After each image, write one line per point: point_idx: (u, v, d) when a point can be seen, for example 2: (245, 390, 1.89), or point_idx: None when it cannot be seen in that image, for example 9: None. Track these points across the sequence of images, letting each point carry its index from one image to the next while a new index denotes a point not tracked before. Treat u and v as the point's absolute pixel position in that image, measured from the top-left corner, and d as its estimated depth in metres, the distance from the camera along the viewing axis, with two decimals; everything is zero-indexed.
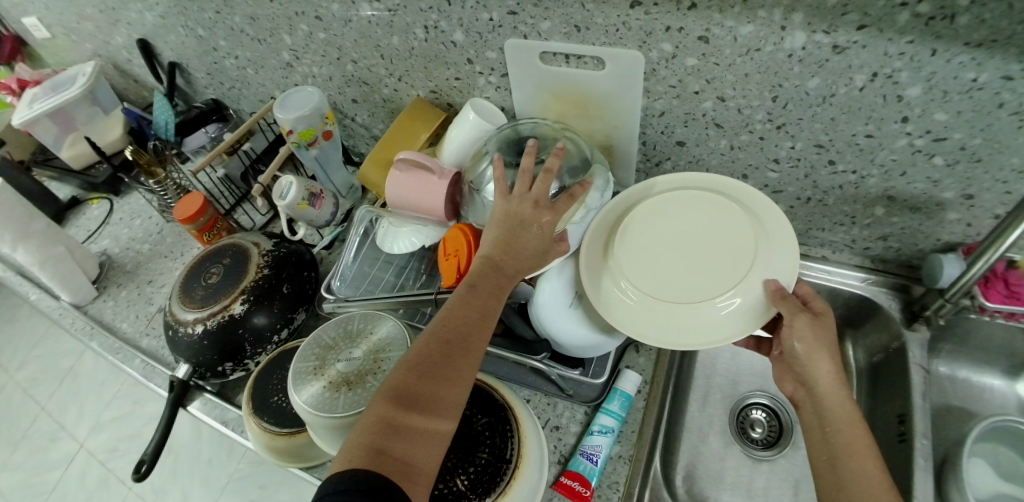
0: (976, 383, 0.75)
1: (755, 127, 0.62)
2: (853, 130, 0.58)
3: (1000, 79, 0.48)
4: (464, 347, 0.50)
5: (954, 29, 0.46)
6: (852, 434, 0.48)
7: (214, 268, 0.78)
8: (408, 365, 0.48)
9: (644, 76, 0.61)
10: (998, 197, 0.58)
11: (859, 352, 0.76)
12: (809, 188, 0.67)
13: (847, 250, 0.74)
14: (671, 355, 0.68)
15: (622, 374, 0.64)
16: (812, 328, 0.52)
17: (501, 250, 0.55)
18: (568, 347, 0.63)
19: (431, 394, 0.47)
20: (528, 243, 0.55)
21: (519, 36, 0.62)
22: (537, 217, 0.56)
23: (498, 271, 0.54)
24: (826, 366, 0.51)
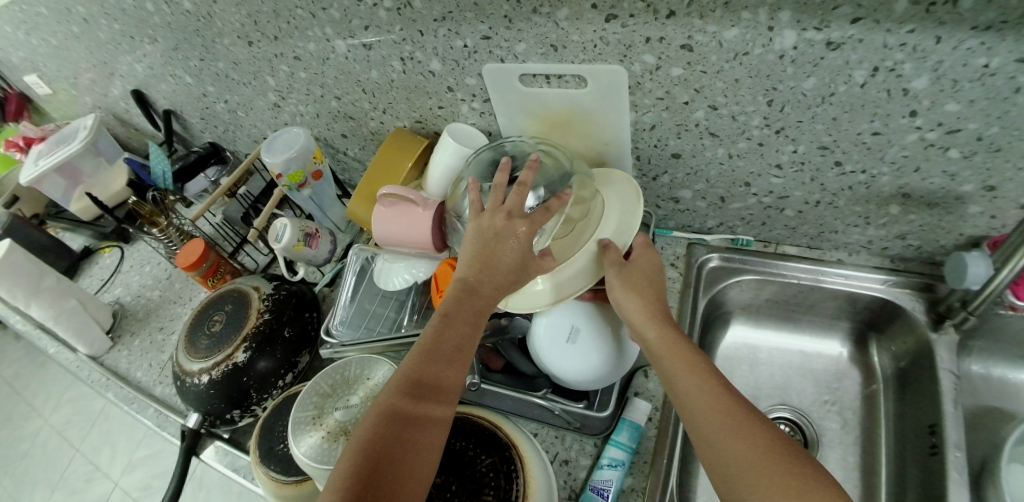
0: (1014, 381, 0.70)
1: (753, 133, 0.58)
2: (858, 128, 0.54)
3: (1014, 62, 0.44)
4: (445, 367, 0.51)
5: (958, 14, 0.42)
6: (673, 351, 0.52)
7: (216, 316, 0.77)
8: (389, 395, 0.49)
9: (629, 90, 0.58)
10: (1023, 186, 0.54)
11: (884, 357, 0.72)
12: (817, 191, 0.63)
13: (864, 251, 0.70)
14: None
15: (631, 404, 0.61)
16: (623, 277, 0.57)
17: (475, 271, 0.54)
18: (573, 382, 0.60)
19: (416, 415, 0.48)
20: (506, 262, 0.54)
21: (495, 60, 0.60)
22: (512, 227, 0.54)
23: (475, 294, 0.53)
24: (631, 300, 0.56)
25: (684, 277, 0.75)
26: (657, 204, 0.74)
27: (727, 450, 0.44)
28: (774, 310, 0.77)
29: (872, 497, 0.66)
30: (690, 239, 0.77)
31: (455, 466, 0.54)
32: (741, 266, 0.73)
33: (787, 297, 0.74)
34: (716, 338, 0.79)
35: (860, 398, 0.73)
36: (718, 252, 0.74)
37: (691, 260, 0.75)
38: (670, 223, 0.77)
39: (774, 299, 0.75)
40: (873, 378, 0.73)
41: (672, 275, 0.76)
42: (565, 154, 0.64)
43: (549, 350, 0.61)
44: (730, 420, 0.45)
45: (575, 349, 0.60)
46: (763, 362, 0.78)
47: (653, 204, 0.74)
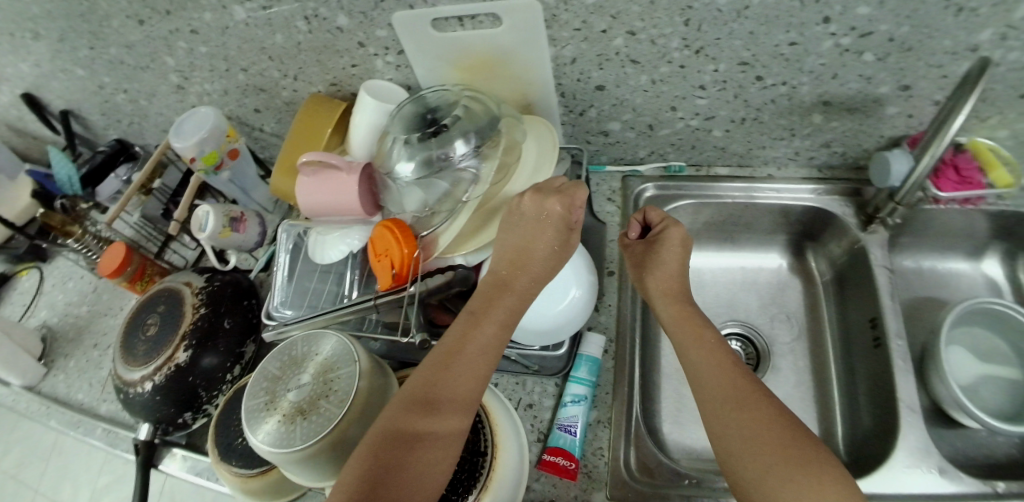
0: (940, 269, 0.74)
1: (673, 56, 0.58)
2: (775, 40, 0.54)
3: None
4: (466, 373, 0.48)
5: None
6: (692, 330, 0.54)
7: (150, 319, 0.72)
8: (409, 391, 0.47)
9: (546, 24, 0.56)
10: (936, 82, 0.56)
11: (821, 262, 0.75)
12: (741, 108, 0.63)
13: (792, 163, 0.71)
14: (634, 309, 0.64)
15: (585, 339, 0.61)
16: (647, 267, 0.60)
17: (509, 267, 0.53)
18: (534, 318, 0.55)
19: (431, 409, 0.46)
20: (535, 258, 0.53)
21: (403, 8, 0.56)
22: (543, 209, 0.52)
23: (505, 291, 0.52)
24: (654, 275, 0.59)
25: (622, 210, 0.74)
26: (587, 140, 0.72)
27: (742, 436, 0.46)
28: (715, 232, 0.78)
29: (825, 397, 0.69)
30: (622, 172, 0.76)
31: None
32: (678, 193, 0.73)
33: (725, 218, 0.75)
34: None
35: (803, 306, 0.76)
36: (653, 181, 0.73)
37: (627, 194, 0.73)
38: (602, 158, 0.75)
39: (713, 222, 0.76)
40: (813, 284, 0.76)
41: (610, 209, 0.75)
42: (487, 97, 0.60)
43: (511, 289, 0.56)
44: (753, 409, 0.47)
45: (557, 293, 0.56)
46: (712, 282, 0.79)
47: (583, 141, 0.72)
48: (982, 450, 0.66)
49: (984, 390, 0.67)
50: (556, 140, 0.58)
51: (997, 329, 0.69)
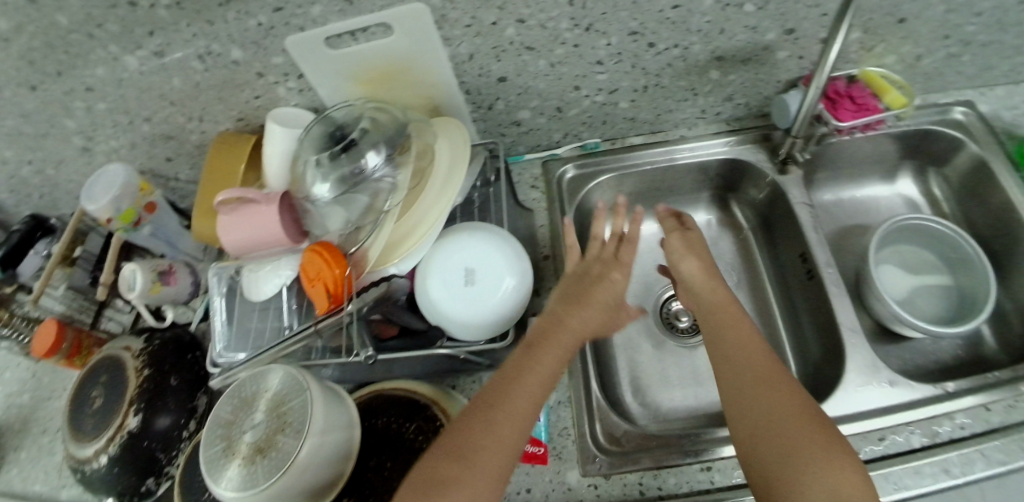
0: (857, 196, 0.78)
1: (565, 36, 0.58)
2: (659, 5, 0.55)
3: None
4: (524, 398, 0.49)
5: None
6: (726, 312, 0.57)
7: (94, 391, 0.69)
8: (461, 423, 0.48)
9: (437, 25, 0.56)
10: (817, 21, 0.58)
11: (745, 210, 0.78)
12: (641, 76, 0.63)
13: (702, 121, 0.72)
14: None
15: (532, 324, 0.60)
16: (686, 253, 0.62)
17: (563, 305, 0.56)
18: (478, 317, 0.53)
19: (487, 429, 0.47)
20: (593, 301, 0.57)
21: (296, 31, 0.56)
22: (608, 271, 0.60)
23: (562, 327, 0.54)
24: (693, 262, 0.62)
25: (547, 195, 0.71)
26: (502, 132, 0.72)
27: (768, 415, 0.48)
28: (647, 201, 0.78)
29: (773, 337, 0.72)
30: (542, 159, 0.74)
31: (388, 446, 0.55)
32: (596, 169, 0.73)
33: (649, 186, 0.76)
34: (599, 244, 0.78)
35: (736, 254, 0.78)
36: (572, 162, 0.73)
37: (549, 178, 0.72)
38: (520, 148, 0.74)
39: (641, 190, 0.76)
40: (742, 232, 0.78)
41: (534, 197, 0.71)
42: (395, 107, 0.61)
43: (440, 285, 0.54)
44: (781, 398, 0.49)
45: (488, 280, 0.53)
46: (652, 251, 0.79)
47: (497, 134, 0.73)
48: (922, 357, 0.70)
49: (921, 300, 0.71)
50: (467, 135, 0.58)
51: (920, 242, 0.73)
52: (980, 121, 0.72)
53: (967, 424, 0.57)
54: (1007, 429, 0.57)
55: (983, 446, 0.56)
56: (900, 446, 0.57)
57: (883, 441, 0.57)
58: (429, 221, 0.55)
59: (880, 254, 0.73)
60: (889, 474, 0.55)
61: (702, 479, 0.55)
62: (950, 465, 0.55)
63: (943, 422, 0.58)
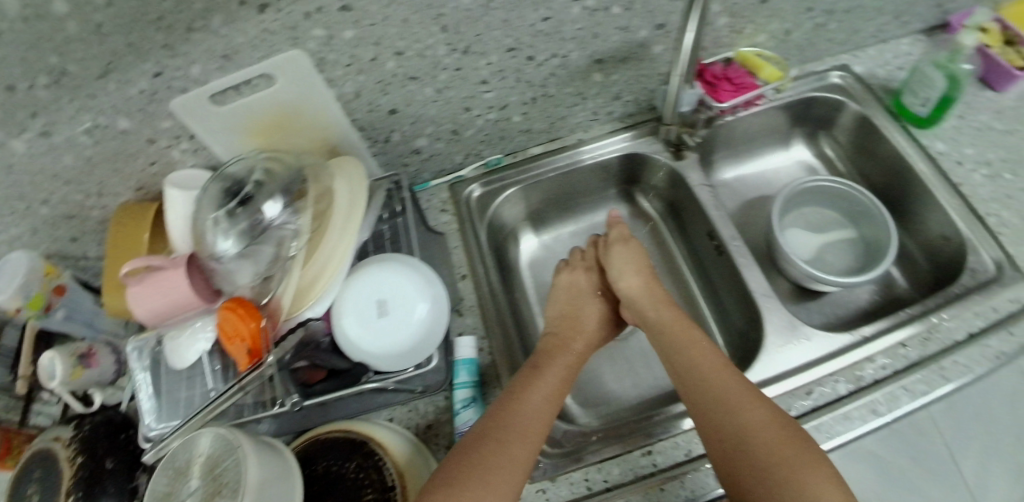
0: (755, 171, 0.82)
1: (446, 61, 0.59)
2: (529, 19, 0.58)
3: None
4: (534, 416, 0.54)
5: None
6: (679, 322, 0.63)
7: (28, 493, 0.62)
8: (479, 443, 0.52)
9: (319, 68, 0.57)
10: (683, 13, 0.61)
11: (653, 201, 0.80)
12: (527, 89, 0.64)
13: (596, 122, 0.70)
14: (498, 303, 0.64)
15: (457, 343, 0.60)
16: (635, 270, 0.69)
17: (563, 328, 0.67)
18: (399, 344, 0.55)
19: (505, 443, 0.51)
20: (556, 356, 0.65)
21: (179, 92, 0.55)
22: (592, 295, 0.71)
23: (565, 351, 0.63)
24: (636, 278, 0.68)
25: (456, 217, 0.68)
26: (403, 163, 0.67)
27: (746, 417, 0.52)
28: (555, 208, 0.76)
29: (701, 317, 0.75)
30: (447, 183, 0.71)
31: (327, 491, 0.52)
32: (503, 184, 0.69)
33: (560, 193, 0.74)
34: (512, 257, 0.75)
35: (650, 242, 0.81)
36: (476, 181, 0.69)
37: (457, 201, 0.69)
38: (424, 175, 0.70)
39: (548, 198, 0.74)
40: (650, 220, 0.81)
41: (445, 221, 0.69)
42: (290, 154, 0.62)
43: (353, 321, 0.54)
44: (751, 409, 0.53)
45: (403, 310, 0.55)
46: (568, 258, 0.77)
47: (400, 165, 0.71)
48: (838, 310, 0.74)
49: (830, 255, 0.74)
50: (363, 170, 0.59)
51: (822, 201, 0.76)
52: (856, 81, 0.76)
53: (888, 363, 0.61)
54: (921, 360, 0.61)
55: (904, 381, 0.59)
56: (828, 397, 0.59)
57: (811, 394, 0.59)
58: (336, 259, 0.55)
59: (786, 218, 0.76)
60: (822, 426, 0.58)
61: (645, 463, 0.56)
62: (877, 405, 0.58)
63: (867, 366, 0.61)
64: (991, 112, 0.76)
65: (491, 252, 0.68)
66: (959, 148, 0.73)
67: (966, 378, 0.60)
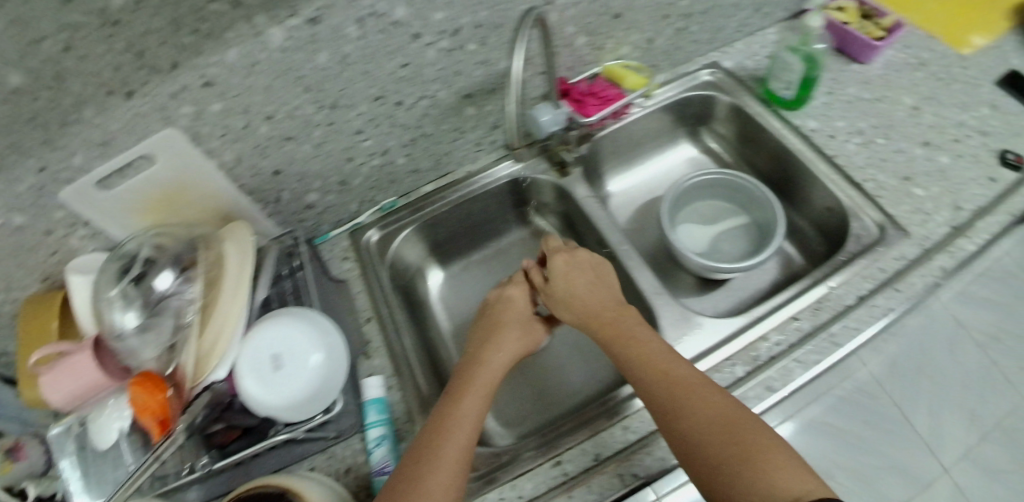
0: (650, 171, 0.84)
1: (317, 118, 0.63)
2: (388, 66, 0.61)
3: None
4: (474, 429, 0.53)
5: None
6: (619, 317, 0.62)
7: None
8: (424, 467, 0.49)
9: (198, 141, 0.59)
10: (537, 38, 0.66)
11: (550, 220, 0.81)
12: (403, 131, 0.68)
13: (482, 152, 0.74)
14: (403, 343, 0.67)
15: (365, 385, 0.63)
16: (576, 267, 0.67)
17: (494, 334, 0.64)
18: (297, 393, 0.57)
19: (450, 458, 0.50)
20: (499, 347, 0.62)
21: (65, 183, 0.56)
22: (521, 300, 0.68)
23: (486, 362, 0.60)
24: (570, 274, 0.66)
25: (358, 264, 0.71)
26: (298, 219, 0.70)
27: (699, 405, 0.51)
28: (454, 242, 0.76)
29: None
30: (346, 231, 0.73)
31: None
32: (398, 225, 0.73)
33: (461, 225, 0.76)
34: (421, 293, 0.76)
35: None
36: (374, 226, 0.72)
37: (357, 247, 0.71)
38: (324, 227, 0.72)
39: (444, 232, 0.75)
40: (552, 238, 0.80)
41: (349, 268, 0.71)
42: (182, 227, 0.65)
43: (250, 377, 0.56)
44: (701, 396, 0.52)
45: (297, 360, 0.57)
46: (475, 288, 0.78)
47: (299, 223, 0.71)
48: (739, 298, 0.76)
49: (727, 244, 0.76)
50: (248, 226, 0.62)
51: (712, 193, 0.79)
52: (726, 76, 0.80)
53: (782, 339, 0.63)
54: (813, 331, 0.63)
55: (797, 354, 0.61)
56: (727, 380, 0.60)
57: None
58: (229, 314, 0.57)
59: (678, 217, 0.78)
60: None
61: (556, 473, 0.57)
62: (772, 381, 0.60)
63: (762, 344, 0.63)
64: (859, 84, 0.79)
65: (394, 292, 0.71)
66: (830, 122, 0.75)
67: (856, 342, 0.62)
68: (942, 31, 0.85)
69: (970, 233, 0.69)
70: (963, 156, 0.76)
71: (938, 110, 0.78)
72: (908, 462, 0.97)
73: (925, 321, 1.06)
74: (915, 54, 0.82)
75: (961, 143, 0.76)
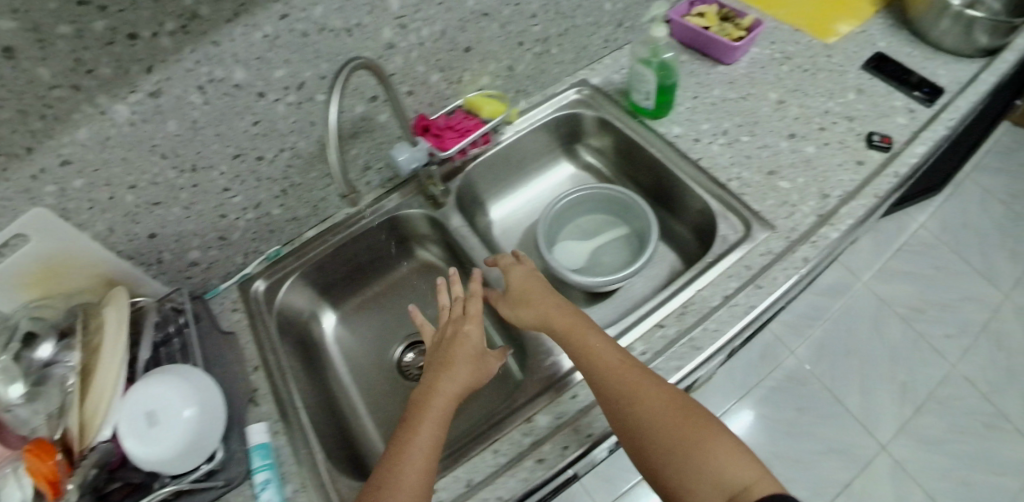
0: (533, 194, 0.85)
1: (180, 182, 0.65)
2: (240, 126, 0.65)
3: (266, 37, 0.60)
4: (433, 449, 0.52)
5: (202, 25, 0.55)
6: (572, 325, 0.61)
7: None
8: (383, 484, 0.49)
9: (67, 218, 0.60)
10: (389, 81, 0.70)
11: (435, 251, 0.83)
12: (272, 183, 0.71)
13: (358, 194, 0.78)
14: (289, 387, 0.68)
15: (251, 431, 0.64)
16: (525, 280, 0.68)
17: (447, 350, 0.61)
18: (183, 437, 0.59)
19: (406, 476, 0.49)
20: (462, 355, 0.60)
21: None
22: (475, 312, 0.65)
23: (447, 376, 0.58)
24: (528, 289, 0.66)
25: (246, 314, 0.73)
26: (185, 276, 0.73)
27: (653, 411, 0.52)
28: (345, 282, 0.80)
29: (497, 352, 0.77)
30: (235, 283, 0.76)
31: None
32: (280, 272, 0.75)
33: (347, 266, 0.79)
34: (316, 335, 0.78)
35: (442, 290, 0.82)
36: (259, 276, 0.75)
37: (245, 298, 0.74)
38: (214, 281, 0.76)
39: (329, 275, 0.78)
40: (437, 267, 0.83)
41: (239, 318, 0.74)
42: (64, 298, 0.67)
43: (129, 438, 0.58)
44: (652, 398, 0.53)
45: (172, 413, 0.59)
46: (368, 325, 0.81)
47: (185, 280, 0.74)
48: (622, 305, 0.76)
49: (606, 255, 0.78)
50: (126, 291, 0.65)
51: (588, 208, 0.81)
52: (593, 92, 0.83)
53: (646, 348, 0.63)
54: (675, 336, 0.63)
55: (657, 362, 0.61)
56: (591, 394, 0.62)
57: (575, 396, 0.62)
58: (108, 364, 0.60)
59: (558, 239, 0.80)
60: (582, 425, 0.60)
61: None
62: None
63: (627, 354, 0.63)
64: (724, 85, 0.81)
65: (283, 338, 0.73)
66: (694, 126, 0.78)
67: (717, 344, 0.61)
68: (807, 23, 0.87)
69: (835, 220, 0.70)
70: (829, 144, 0.77)
71: (803, 101, 0.80)
72: (846, 441, 1.05)
73: (848, 304, 1.17)
74: (780, 49, 0.84)
75: (827, 131, 0.77)
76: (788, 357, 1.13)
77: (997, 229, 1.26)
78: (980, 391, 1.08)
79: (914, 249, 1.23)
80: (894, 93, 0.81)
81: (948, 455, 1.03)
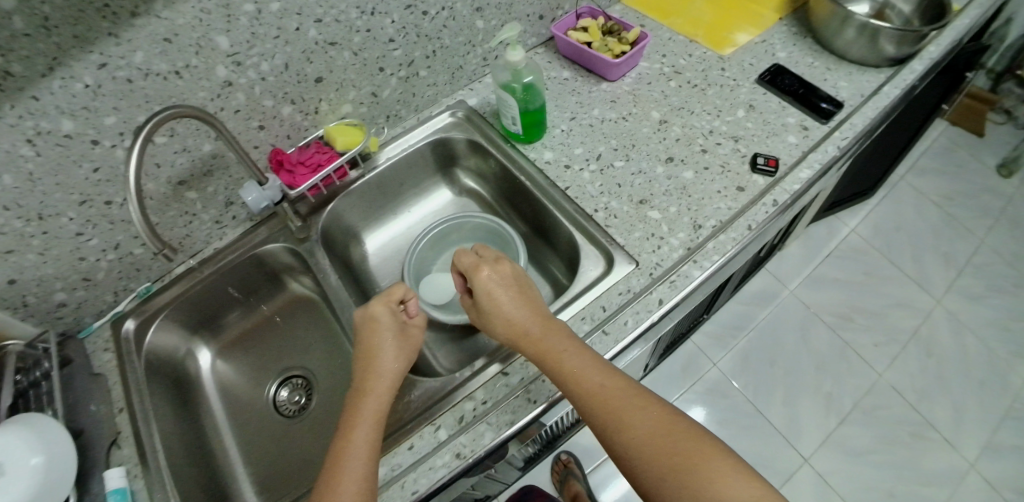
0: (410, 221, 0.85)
1: (28, 231, 0.64)
2: (81, 174, 0.63)
3: (92, 86, 0.58)
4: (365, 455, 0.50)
5: (17, 81, 0.53)
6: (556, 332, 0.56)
7: None
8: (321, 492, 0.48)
9: None
10: (238, 117, 0.68)
11: (307, 282, 0.83)
12: (129, 225, 0.71)
13: (223, 228, 0.77)
14: (149, 425, 0.66)
15: (106, 477, 0.61)
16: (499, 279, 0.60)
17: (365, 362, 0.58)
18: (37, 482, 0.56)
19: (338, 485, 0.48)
20: (382, 370, 0.57)
21: None
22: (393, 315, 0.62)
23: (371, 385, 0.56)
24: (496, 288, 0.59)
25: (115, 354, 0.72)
26: (55, 318, 0.73)
27: (644, 431, 0.47)
28: (221, 315, 0.81)
29: None
30: (109, 321, 0.77)
31: None
32: (147, 309, 0.74)
33: (219, 300, 0.79)
34: (190, 372, 0.79)
35: (319, 324, 0.83)
36: (130, 316, 0.74)
37: (117, 339, 0.72)
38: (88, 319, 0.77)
39: (202, 309, 0.78)
40: (314, 299, 0.84)
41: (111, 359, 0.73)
42: None
43: None
44: (637, 416, 0.48)
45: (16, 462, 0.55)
46: (245, 358, 0.82)
47: (55, 321, 0.74)
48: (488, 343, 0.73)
49: None
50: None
51: (462, 238, 0.80)
52: (466, 117, 0.81)
53: (488, 396, 0.59)
54: (516, 385, 0.59)
55: (490, 416, 0.58)
56: (429, 445, 0.57)
57: (412, 447, 0.57)
58: None
59: (430, 272, 0.78)
60: (409, 481, 0.55)
61: None
62: (461, 447, 0.56)
63: (467, 403, 0.59)
64: (605, 104, 0.78)
65: (153, 379, 0.73)
66: (567, 151, 0.74)
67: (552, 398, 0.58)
68: (704, 34, 0.83)
69: (700, 256, 0.64)
70: (709, 168, 0.71)
71: (688, 120, 0.75)
72: (773, 456, 1.02)
73: (774, 312, 1.16)
74: (671, 62, 0.81)
75: (709, 153, 0.72)
76: (711, 370, 1.11)
77: (929, 234, 1.24)
78: (908, 401, 1.06)
79: (846, 253, 1.22)
80: (789, 108, 0.75)
81: (873, 468, 1.00)
